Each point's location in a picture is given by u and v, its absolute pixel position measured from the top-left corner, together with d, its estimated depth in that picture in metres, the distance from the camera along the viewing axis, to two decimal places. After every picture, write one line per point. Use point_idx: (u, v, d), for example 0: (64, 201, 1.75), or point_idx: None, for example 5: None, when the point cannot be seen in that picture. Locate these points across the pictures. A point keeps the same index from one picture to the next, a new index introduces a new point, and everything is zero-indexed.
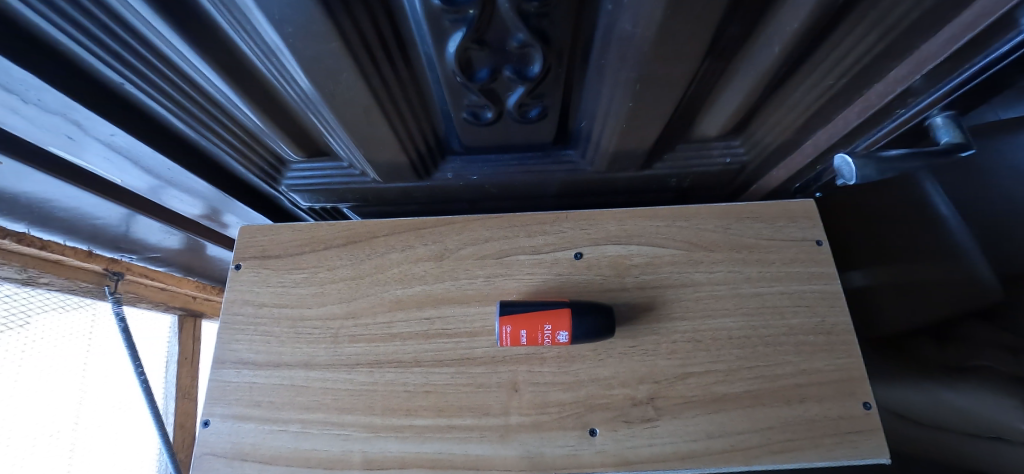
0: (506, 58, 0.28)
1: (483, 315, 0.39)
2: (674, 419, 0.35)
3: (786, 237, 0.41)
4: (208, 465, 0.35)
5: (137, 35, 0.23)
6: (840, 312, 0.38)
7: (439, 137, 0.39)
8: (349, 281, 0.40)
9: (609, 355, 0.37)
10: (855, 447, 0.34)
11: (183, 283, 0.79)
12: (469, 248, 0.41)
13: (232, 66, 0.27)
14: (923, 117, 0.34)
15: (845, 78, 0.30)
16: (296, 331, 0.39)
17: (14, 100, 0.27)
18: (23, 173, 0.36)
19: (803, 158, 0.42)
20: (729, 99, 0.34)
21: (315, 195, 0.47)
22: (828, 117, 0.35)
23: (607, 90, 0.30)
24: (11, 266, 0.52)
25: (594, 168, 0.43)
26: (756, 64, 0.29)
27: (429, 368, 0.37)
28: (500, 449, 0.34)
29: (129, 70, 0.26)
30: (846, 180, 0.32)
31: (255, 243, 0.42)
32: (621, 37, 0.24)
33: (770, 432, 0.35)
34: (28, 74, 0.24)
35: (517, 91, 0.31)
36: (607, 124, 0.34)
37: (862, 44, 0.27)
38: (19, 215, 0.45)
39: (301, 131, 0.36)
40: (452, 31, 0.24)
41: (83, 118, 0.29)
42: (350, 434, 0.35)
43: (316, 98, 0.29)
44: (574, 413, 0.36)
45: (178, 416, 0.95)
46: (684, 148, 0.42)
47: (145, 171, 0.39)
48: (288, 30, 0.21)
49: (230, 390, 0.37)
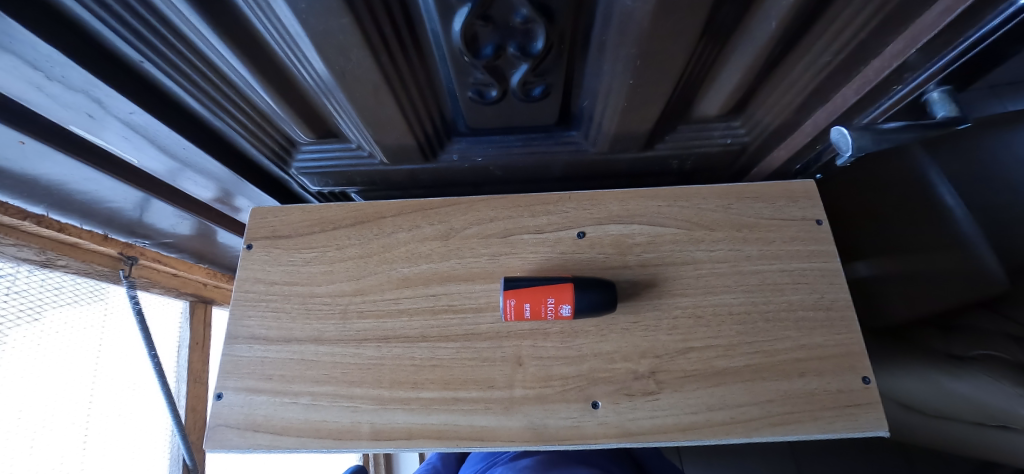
0: (511, 34, 0.28)
1: (488, 292, 0.40)
2: (676, 392, 0.36)
3: (786, 216, 0.41)
4: (222, 436, 0.36)
5: (159, 14, 0.24)
6: (840, 289, 0.39)
7: (446, 118, 0.40)
8: (357, 259, 0.41)
9: (611, 330, 0.38)
10: (854, 420, 0.35)
11: (193, 270, 0.81)
12: (474, 228, 0.42)
13: (249, 46, 0.28)
14: (920, 92, 0.34)
15: (842, 54, 0.31)
16: (306, 307, 0.40)
17: (39, 76, 0.28)
18: (46, 154, 0.38)
19: (803, 138, 0.42)
20: (730, 78, 0.34)
21: (324, 178, 0.48)
22: (827, 95, 0.36)
23: (608, 68, 0.31)
24: (30, 248, 0.52)
25: (597, 150, 0.44)
26: (753, 40, 0.29)
27: (435, 343, 0.38)
28: (504, 420, 0.35)
29: (149, 47, 0.27)
30: (844, 153, 0.32)
31: (266, 223, 0.43)
32: (621, 12, 0.25)
33: (770, 405, 0.35)
34: (54, 49, 0.25)
35: (521, 69, 0.32)
36: (609, 103, 0.35)
37: (857, 18, 0.27)
38: (39, 196, 0.46)
39: (313, 113, 0.37)
40: (459, 6, 0.25)
41: (105, 95, 0.31)
42: (359, 406, 0.36)
43: (329, 77, 0.30)
44: (577, 386, 0.36)
45: (190, 399, 0.95)
46: (686, 128, 0.42)
47: (163, 151, 0.41)
48: (302, 6, 0.22)
49: (243, 364, 0.38)
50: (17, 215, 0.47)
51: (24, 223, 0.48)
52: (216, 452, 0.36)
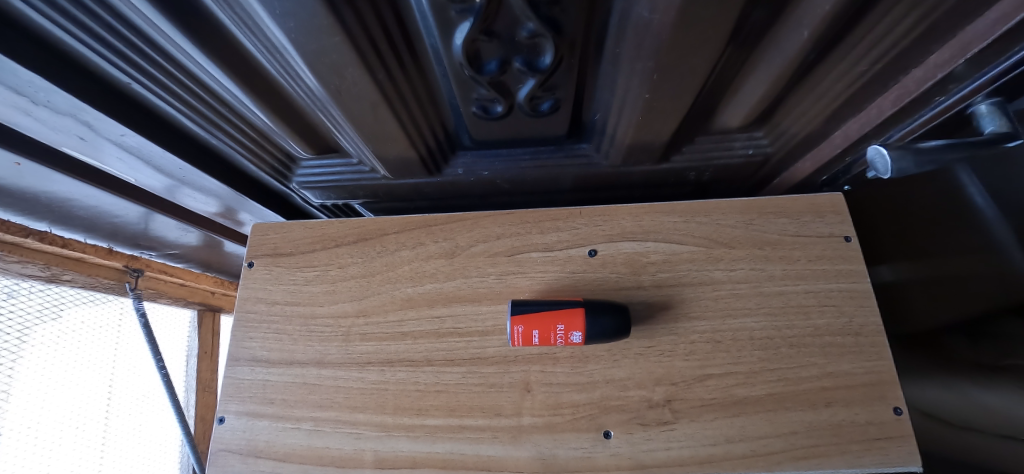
0: (517, 49, 0.26)
1: (495, 314, 0.38)
2: (692, 423, 0.34)
3: (811, 233, 0.39)
4: (224, 462, 0.36)
5: (144, 37, 0.23)
6: (870, 312, 0.36)
7: (450, 132, 0.38)
8: (360, 279, 0.40)
9: (624, 355, 0.36)
10: (885, 455, 0.32)
11: (203, 279, 0.82)
12: (480, 245, 0.40)
13: (240, 65, 0.26)
14: (965, 104, 0.31)
15: (880, 63, 0.28)
16: (308, 329, 0.39)
17: (24, 100, 0.27)
18: (43, 174, 0.37)
19: (831, 150, 0.39)
20: (753, 89, 0.32)
21: (327, 192, 0.47)
22: (859, 105, 0.33)
23: (622, 81, 0.28)
24: (35, 264, 0.52)
25: (610, 162, 0.41)
26: (782, 50, 0.27)
27: (440, 368, 0.37)
28: (512, 450, 0.34)
29: (135, 69, 0.26)
30: (879, 173, 0.30)
31: (267, 240, 0.42)
32: (638, 23, 0.23)
33: (794, 437, 0.33)
34: (36, 76, 0.24)
35: (528, 83, 0.30)
36: (623, 117, 0.33)
37: (899, 25, 0.24)
38: (40, 213, 0.46)
39: (311, 129, 0.36)
40: (460, 22, 0.23)
41: (94, 118, 0.29)
42: (361, 433, 0.35)
43: (324, 95, 0.28)
44: (588, 415, 0.35)
45: (200, 408, 0.98)
46: (704, 140, 0.40)
47: (158, 170, 0.40)
48: (290, 25, 0.20)
49: (245, 388, 0.38)
50: (19, 233, 0.47)
51: (27, 240, 0.49)
52: None
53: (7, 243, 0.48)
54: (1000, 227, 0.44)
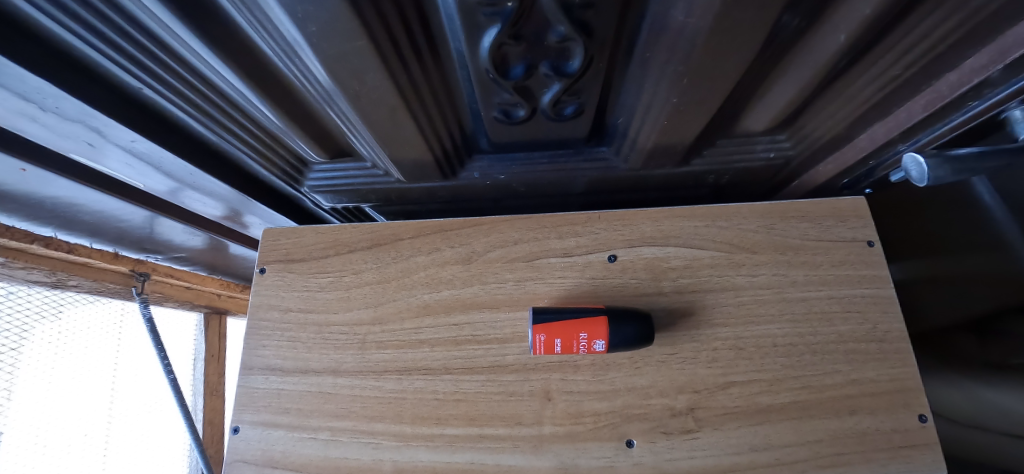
0: (545, 53, 0.25)
1: (513, 321, 0.37)
2: (716, 431, 0.34)
3: (834, 237, 0.38)
4: (240, 472, 0.35)
5: (155, 40, 0.22)
6: (895, 318, 0.36)
7: (467, 135, 0.37)
8: (375, 285, 0.39)
9: (646, 363, 0.36)
10: (909, 463, 0.32)
11: (209, 281, 0.81)
12: (498, 251, 0.39)
13: (254, 68, 0.25)
14: (998, 110, 0.30)
15: (914, 68, 0.27)
16: (323, 337, 0.38)
17: (32, 107, 0.26)
18: (48, 179, 0.36)
19: (855, 153, 0.39)
20: (780, 94, 0.31)
21: (338, 196, 0.46)
22: (887, 109, 0.32)
23: (650, 86, 0.28)
24: (40, 269, 0.51)
25: (629, 165, 0.41)
26: (815, 54, 0.26)
27: (459, 376, 0.36)
28: (533, 460, 0.34)
29: (146, 73, 0.25)
30: (914, 180, 0.29)
31: (279, 246, 0.41)
32: (673, 27, 0.22)
33: (819, 446, 0.33)
34: (44, 82, 0.23)
35: (553, 88, 0.29)
36: (647, 120, 0.32)
37: (938, 30, 0.24)
38: (45, 218, 0.45)
39: (324, 131, 0.35)
40: (488, 26, 0.22)
41: (104, 124, 0.28)
42: (380, 443, 0.35)
43: (340, 98, 0.27)
44: (610, 424, 0.34)
45: (207, 412, 0.98)
46: (726, 143, 0.39)
47: (166, 174, 0.39)
48: (312, 28, 0.20)
49: (259, 397, 0.37)
50: (25, 239, 0.46)
51: (32, 245, 0.47)
52: None
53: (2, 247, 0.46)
54: (1011, 228, 0.46)
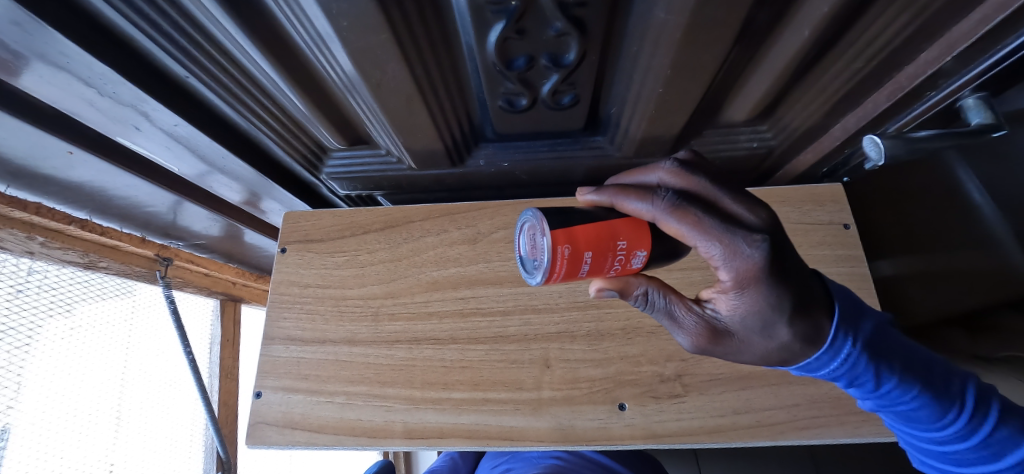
0: (544, 48, 0.29)
1: (515, 296, 0.41)
2: (702, 395, 0.37)
3: (813, 220, 0.41)
4: (263, 433, 0.38)
5: (205, 32, 0.25)
6: (867, 294, 0.39)
7: (474, 124, 0.41)
8: (388, 263, 0.43)
9: (637, 333, 0.39)
10: (882, 425, 0.35)
11: (224, 269, 0.84)
12: (501, 232, 0.43)
13: (287, 58, 0.29)
14: (954, 98, 0.34)
15: (875, 61, 0.30)
16: (340, 309, 0.42)
17: (92, 92, 0.30)
18: (92, 163, 0.40)
19: (831, 142, 0.42)
20: (757, 86, 0.35)
21: (353, 183, 0.49)
22: (856, 101, 0.36)
23: (638, 78, 0.31)
24: (75, 251, 0.54)
25: (622, 154, 0.44)
26: (784, 49, 0.29)
27: (464, 345, 0.39)
28: (533, 421, 0.36)
29: (193, 62, 0.28)
30: (873, 161, 0.32)
31: (299, 228, 0.45)
32: (656, 24, 0.25)
33: (797, 409, 0.36)
34: (108, 68, 0.26)
35: (551, 79, 0.32)
36: (637, 111, 0.35)
37: (890, 26, 0.27)
38: (82, 202, 0.48)
39: (344, 119, 0.38)
40: (495, 22, 0.26)
41: (152, 109, 0.32)
42: (392, 406, 0.38)
43: (362, 87, 0.31)
44: (604, 389, 0.37)
45: (222, 394, 0.98)
46: (712, 133, 0.42)
47: (199, 158, 0.42)
48: (343, 23, 0.23)
49: (280, 364, 0.40)
50: (63, 220, 0.49)
51: (70, 227, 0.51)
52: (257, 448, 0.38)
53: (20, 223, 0.46)
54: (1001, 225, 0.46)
